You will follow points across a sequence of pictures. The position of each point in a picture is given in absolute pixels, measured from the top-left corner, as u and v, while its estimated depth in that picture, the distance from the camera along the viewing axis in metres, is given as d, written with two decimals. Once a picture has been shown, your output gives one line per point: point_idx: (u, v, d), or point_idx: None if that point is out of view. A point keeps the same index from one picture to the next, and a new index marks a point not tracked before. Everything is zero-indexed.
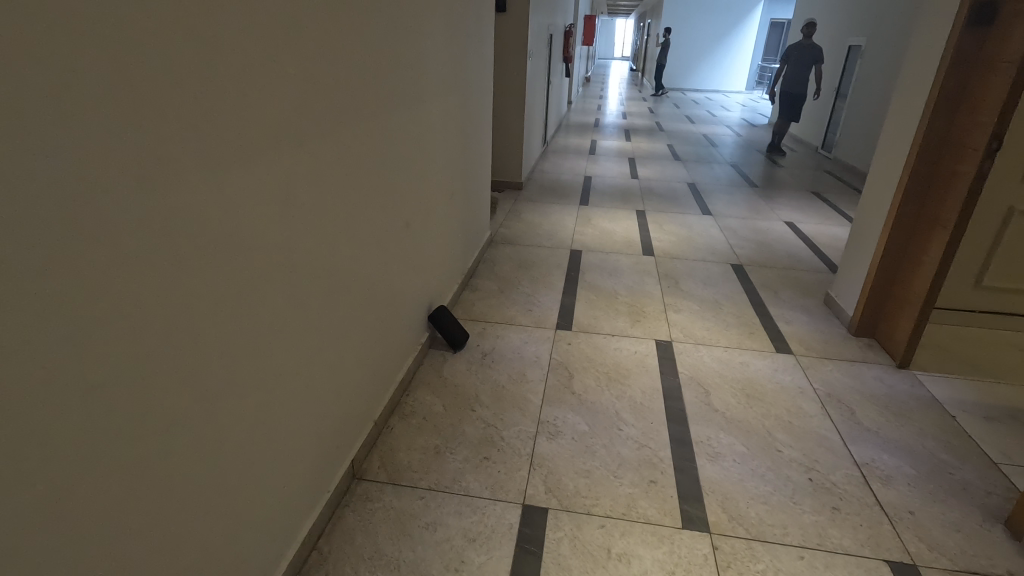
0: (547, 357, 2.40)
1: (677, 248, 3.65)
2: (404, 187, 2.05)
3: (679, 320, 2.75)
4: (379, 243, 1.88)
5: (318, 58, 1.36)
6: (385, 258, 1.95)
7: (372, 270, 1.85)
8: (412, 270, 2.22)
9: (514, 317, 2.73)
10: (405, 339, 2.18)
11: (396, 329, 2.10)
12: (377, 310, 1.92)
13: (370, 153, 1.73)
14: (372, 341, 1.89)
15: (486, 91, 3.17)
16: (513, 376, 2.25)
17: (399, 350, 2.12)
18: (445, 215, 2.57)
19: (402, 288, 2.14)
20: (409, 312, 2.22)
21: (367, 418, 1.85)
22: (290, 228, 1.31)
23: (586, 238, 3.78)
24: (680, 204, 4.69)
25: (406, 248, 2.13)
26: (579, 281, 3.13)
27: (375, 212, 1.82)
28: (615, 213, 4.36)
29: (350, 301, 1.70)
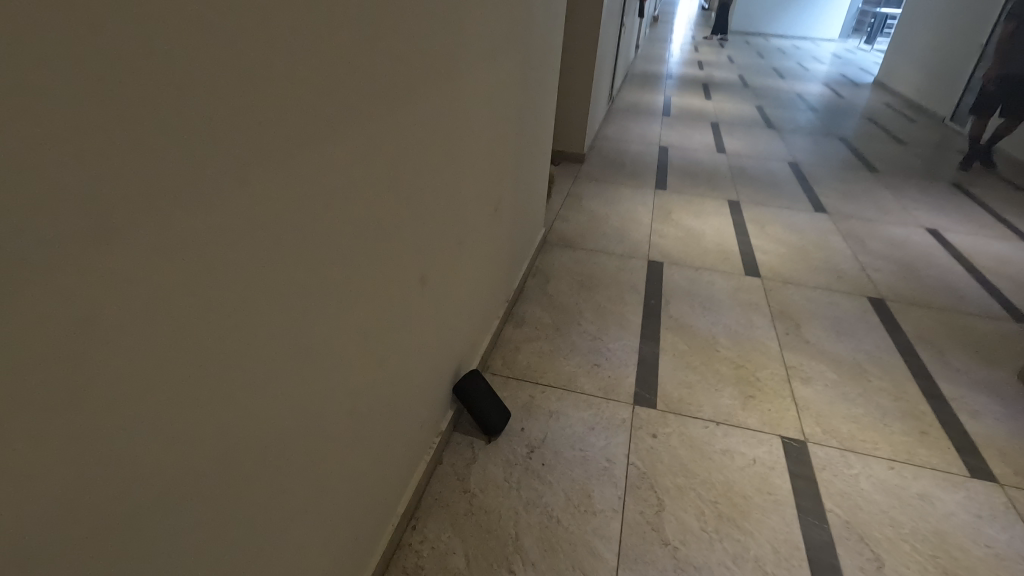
0: (623, 462, 1.63)
1: (789, 268, 2.75)
2: (428, 223, 1.27)
3: (811, 398, 1.92)
4: (379, 330, 1.13)
5: (246, 24, 0.57)
6: (389, 345, 1.21)
7: (364, 378, 1.11)
8: (430, 338, 1.47)
9: (574, 377, 1.95)
10: (414, 441, 1.46)
11: (402, 436, 1.38)
12: (370, 430, 1.19)
13: (370, 193, 0.95)
14: (358, 482, 1.17)
15: (554, 44, 2.27)
16: (573, 499, 1.51)
17: (403, 463, 1.40)
18: (484, 237, 1.78)
19: (412, 369, 1.40)
20: (424, 399, 1.49)
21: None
22: (163, 431, 0.57)
23: (667, 244, 2.90)
24: (782, 194, 3.71)
25: (424, 312, 1.37)
26: (662, 316, 2.31)
27: (373, 286, 1.06)
28: (701, 205, 3.43)
29: (317, 451, 0.97)
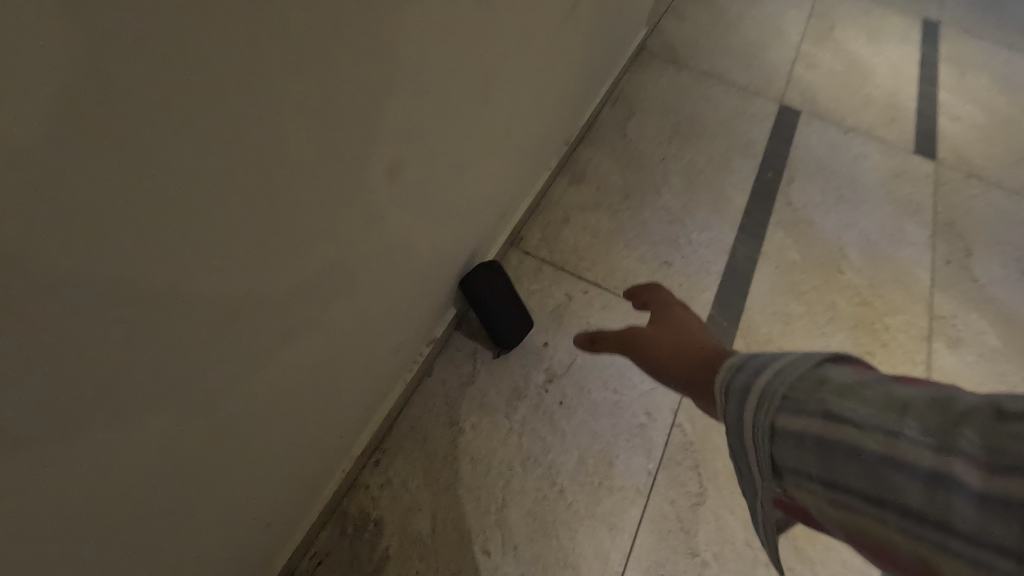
0: (666, 422, 1.21)
1: (983, 151, 1.91)
2: (403, 59, 0.65)
3: (951, 373, 1.38)
4: (277, 274, 0.61)
5: None
6: (315, 279, 0.70)
7: (250, 354, 0.64)
8: (416, 233, 0.94)
9: (631, 277, 1.44)
10: (384, 364, 1.06)
11: (358, 370, 0.96)
12: (284, 396, 0.77)
13: (127, 23, 0.34)
14: (266, 460, 0.80)
15: None
16: (586, 464, 1.15)
17: (363, 396, 1.03)
18: (539, 62, 1.10)
19: (384, 281, 0.92)
20: (403, 312, 1.04)
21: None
22: None
23: (815, 81, 2.02)
24: (1010, 18, 2.52)
25: (399, 206, 0.83)
26: (777, 202, 1.65)
27: (240, 216, 0.51)
28: (883, 20, 2.36)
29: (131, 507, 0.56)
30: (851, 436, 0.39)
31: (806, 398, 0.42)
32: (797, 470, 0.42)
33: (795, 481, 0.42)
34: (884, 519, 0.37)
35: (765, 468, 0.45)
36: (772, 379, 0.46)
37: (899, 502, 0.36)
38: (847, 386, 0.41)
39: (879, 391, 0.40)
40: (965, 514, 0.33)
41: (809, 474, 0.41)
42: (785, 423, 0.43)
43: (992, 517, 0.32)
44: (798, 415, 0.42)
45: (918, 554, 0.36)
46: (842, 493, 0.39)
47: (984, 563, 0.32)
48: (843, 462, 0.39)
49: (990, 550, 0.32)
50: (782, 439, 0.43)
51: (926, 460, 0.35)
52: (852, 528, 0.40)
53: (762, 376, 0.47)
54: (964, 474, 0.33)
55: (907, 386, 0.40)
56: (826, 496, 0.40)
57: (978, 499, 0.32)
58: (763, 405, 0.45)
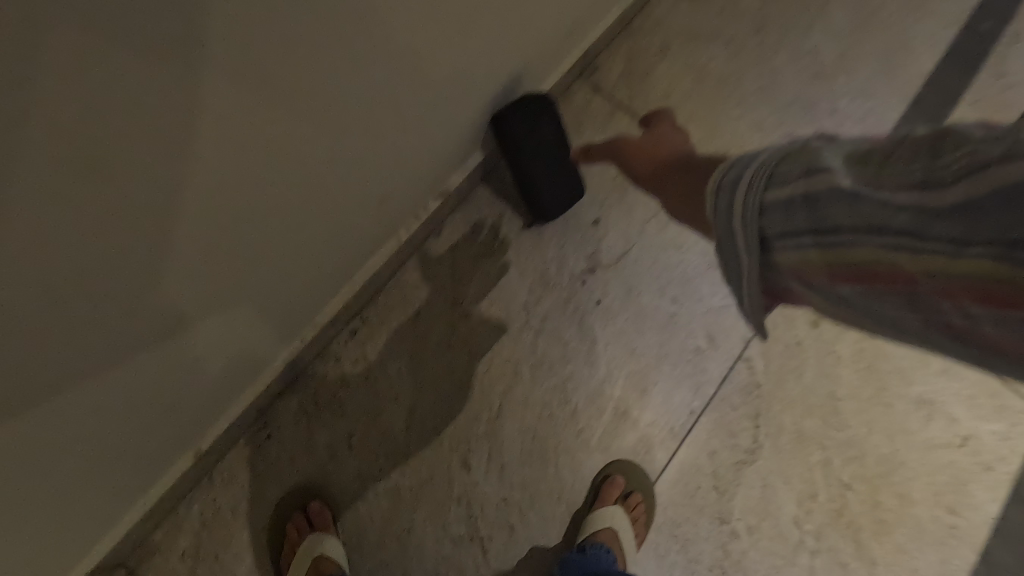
0: (730, 355, 0.93)
1: None
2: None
3: None
4: (40, 56, 0.29)
5: None
6: (180, 85, 0.38)
7: (13, 213, 0.34)
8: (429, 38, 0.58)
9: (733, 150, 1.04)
10: (372, 223, 0.77)
11: (327, 234, 0.68)
12: (160, 277, 0.49)
13: None
14: (145, 354, 0.56)
15: None
16: (614, 385, 0.90)
17: (338, 260, 0.76)
18: None
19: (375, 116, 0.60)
20: (407, 158, 0.72)
21: (168, 457, 0.73)
22: None
23: None
24: None
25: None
26: (984, 70, 1.11)
27: None
28: None
29: None
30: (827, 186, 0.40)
31: (796, 164, 0.43)
32: (785, 233, 0.44)
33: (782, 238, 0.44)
34: (854, 247, 0.38)
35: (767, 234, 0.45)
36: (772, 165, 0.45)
37: (864, 227, 0.37)
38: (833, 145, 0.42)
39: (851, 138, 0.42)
40: (911, 225, 0.34)
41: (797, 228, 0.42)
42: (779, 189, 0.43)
43: (931, 222, 0.33)
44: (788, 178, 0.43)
45: (882, 265, 0.37)
46: (823, 238, 0.41)
47: (924, 255, 0.34)
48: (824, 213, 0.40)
49: (925, 244, 0.33)
50: (775, 200, 0.44)
51: (887, 192, 0.35)
52: (832, 268, 0.41)
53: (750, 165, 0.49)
54: (907, 200, 0.34)
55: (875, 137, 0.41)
56: (816, 243, 0.41)
57: (920, 214, 0.33)
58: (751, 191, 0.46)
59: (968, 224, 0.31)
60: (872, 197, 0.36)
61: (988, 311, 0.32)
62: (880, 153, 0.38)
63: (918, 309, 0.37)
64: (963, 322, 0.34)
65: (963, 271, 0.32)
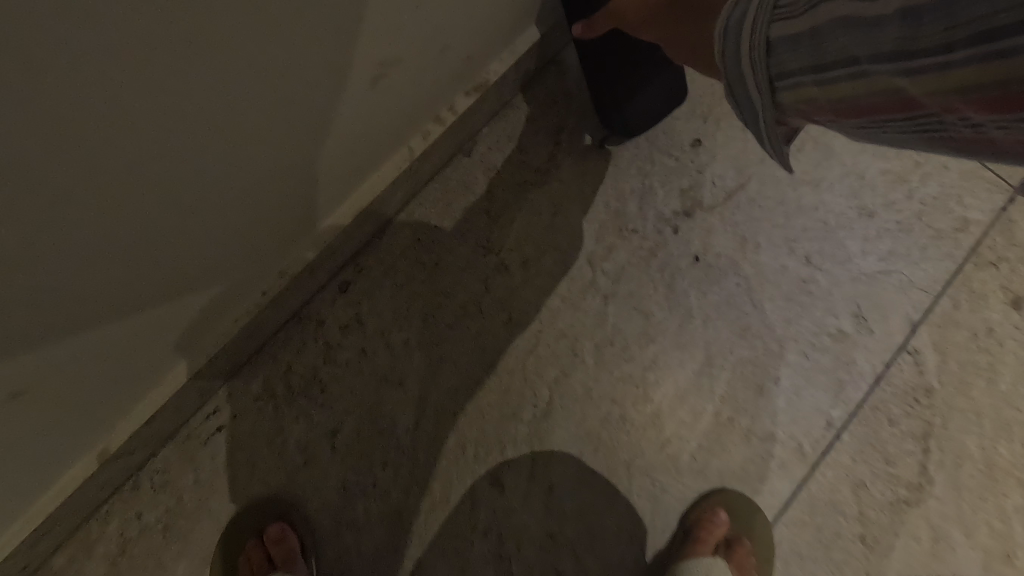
0: (890, 344, 0.63)
1: None
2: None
3: None
4: None
5: None
6: None
7: None
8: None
9: None
10: (372, 119, 0.49)
11: (310, 133, 0.42)
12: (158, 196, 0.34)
13: None
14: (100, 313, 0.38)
15: None
16: (715, 380, 0.62)
17: (318, 178, 0.49)
18: None
19: None
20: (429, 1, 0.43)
21: (61, 462, 0.49)
22: None
23: None
24: None
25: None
26: None
27: None
28: None
29: None
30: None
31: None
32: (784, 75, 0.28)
33: (772, 83, 0.29)
34: (850, 79, 0.25)
35: (756, 77, 0.30)
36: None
37: (857, 53, 0.23)
38: None
39: None
40: (907, 35, 0.21)
41: (785, 68, 0.27)
42: (757, 13, 0.28)
43: (923, 27, 0.20)
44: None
45: (878, 95, 0.24)
46: (813, 75, 0.26)
47: (923, 75, 0.21)
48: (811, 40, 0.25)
49: (923, 61, 0.21)
50: (751, 37, 0.29)
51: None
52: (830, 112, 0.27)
53: None
54: (892, 3, 0.21)
55: None
56: (809, 84, 0.27)
57: (911, 19, 0.21)
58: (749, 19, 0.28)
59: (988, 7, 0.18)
60: (859, 8, 0.23)
61: (1004, 119, 0.20)
62: None
63: (932, 140, 0.24)
64: (981, 138, 0.22)
65: (978, 80, 0.19)
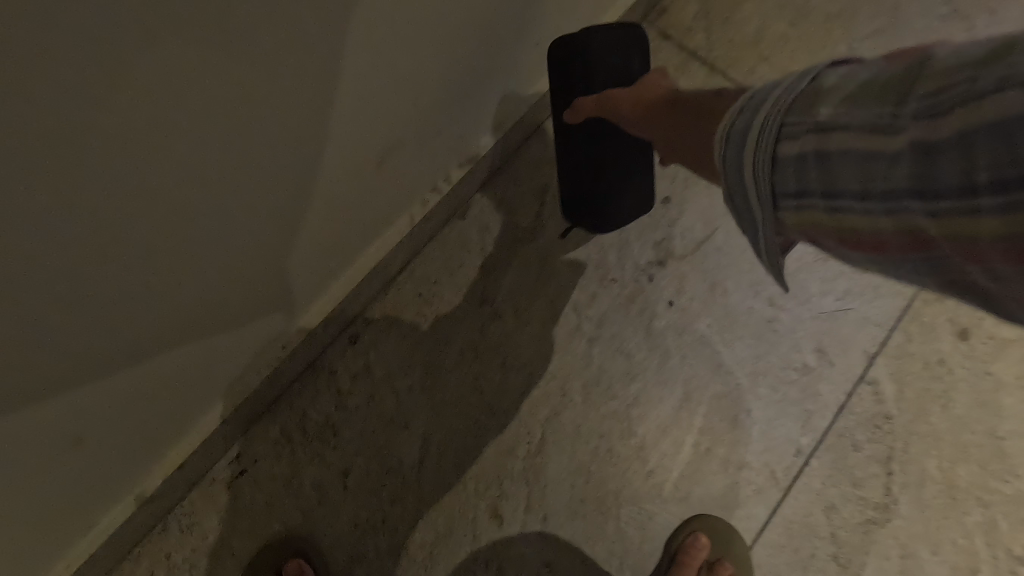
0: (850, 375, 0.69)
1: None
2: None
3: None
4: None
5: None
6: None
7: None
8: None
9: None
10: (362, 186, 0.53)
11: (329, 202, 0.50)
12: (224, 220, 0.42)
13: None
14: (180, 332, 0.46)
15: None
16: (693, 413, 0.68)
17: (307, 234, 0.51)
18: None
19: (381, 30, 0.40)
20: (412, 92, 0.50)
21: (87, 514, 0.53)
22: None
23: None
24: None
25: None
26: None
27: None
28: None
29: None
30: (824, 120, 0.27)
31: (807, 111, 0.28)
32: (794, 194, 0.30)
33: (773, 200, 0.31)
34: (853, 211, 0.27)
35: (758, 194, 0.32)
36: (764, 97, 0.32)
37: (868, 184, 0.26)
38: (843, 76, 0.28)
39: (856, 69, 0.28)
40: (921, 174, 0.23)
41: (788, 186, 0.30)
42: (765, 129, 0.30)
43: (943, 165, 0.22)
44: (773, 114, 0.30)
45: (891, 234, 0.26)
46: (823, 199, 0.28)
47: (949, 214, 0.23)
48: (809, 164, 0.28)
49: (948, 198, 0.23)
50: (761, 153, 0.31)
51: (892, 131, 0.24)
52: (837, 236, 0.29)
53: (752, 105, 0.32)
54: (908, 138, 0.24)
55: (887, 60, 0.27)
56: (816, 206, 0.29)
57: (927, 153, 0.23)
58: (757, 132, 0.31)
59: (1006, 156, 0.21)
60: (875, 140, 0.25)
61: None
62: (877, 79, 0.26)
63: (943, 280, 0.26)
64: (997, 288, 0.24)
65: (997, 229, 0.22)
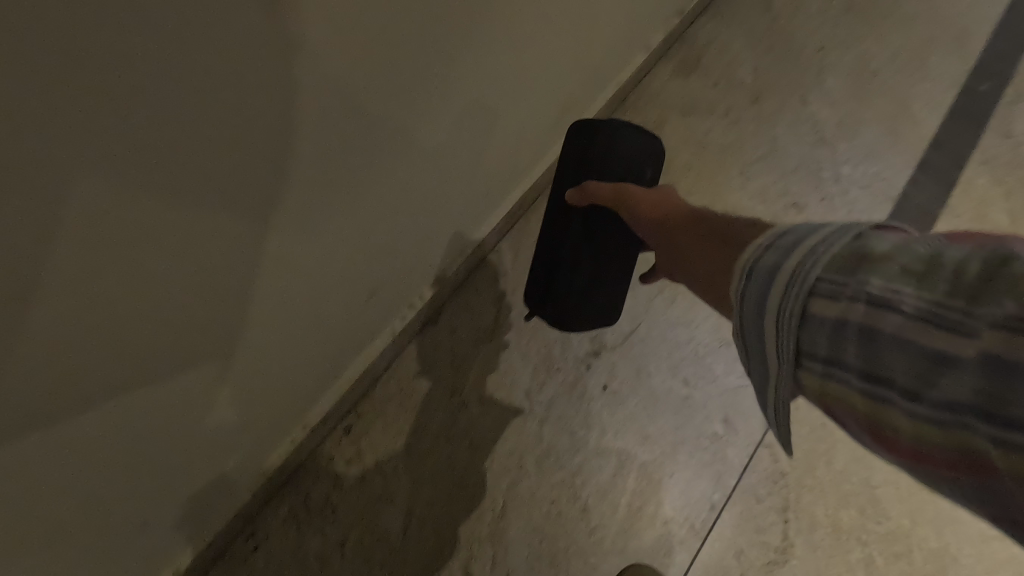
0: (751, 441, 0.86)
1: None
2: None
3: None
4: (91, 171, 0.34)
5: None
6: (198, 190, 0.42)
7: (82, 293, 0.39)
8: (368, 62, 0.48)
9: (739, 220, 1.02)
10: (284, 261, 0.55)
11: (322, 322, 0.68)
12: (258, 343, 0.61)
13: None
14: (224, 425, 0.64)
15: None
16: (627, 477, 0.83)
17: (225, 310, 0.52)
18: None
19: (352, 209, 0.59)
20: (365, 211, 0.62)
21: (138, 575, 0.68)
22: None
23: None
24: None
25: (349, 37, 0.44)
26: (990, 130, 1.10)
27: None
28: None
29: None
30: (850, 282, 0.32)
31: (859, 287, 0.32)
32: (826, 359, 0.33)
33: (787, 336, 0.35)
34: (878, 394, 0.31)
35: (786, 344, 0.35)
36: (818, 254, 0.35)
37: (899, 376, 0.29)
38: (894, 261, 0.32)
39: (907, 257, 0.31)
40: (956, 380, 0.27)
41: (820, 349, 0.33)
42: (793, 278, 0.35)
43: (977, 382, 0.26)
44: (799, 264, 0.35)
45: (908, 424, 0.30)
46: (853, 375, 0.32)
47: (971, 426, 0.27)
48: (848, 336, 0.31)
49: (972, 415, 0.27)
50: (802, 309, 0.34)
51: (937, 334, 0.28)
52: (855, 412, 0.33)
53: (795, 254, 0.36)
54: (954, 345, 0.27)
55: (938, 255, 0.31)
56: (845, 379, 0.32)
57: (961, 364, 0.27)
58: (799, 288, 0.34)
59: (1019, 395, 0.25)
60: (920, 337, 0.29)
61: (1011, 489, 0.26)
62: (929, 278, 0.30)
63: (936, 472, 0.30)
64: (978, 490, 0.28)
65: (1001, 451, 0.26)
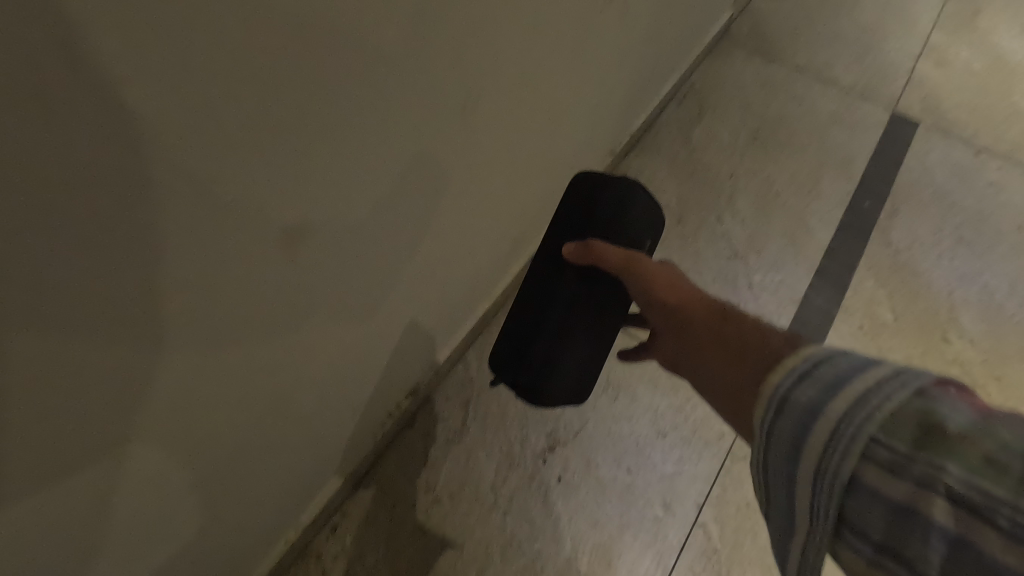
0: (687, 521, 1.00)
1: None
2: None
3: None
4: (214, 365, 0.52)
5: None
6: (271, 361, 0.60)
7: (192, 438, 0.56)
8: (366, 254, 0.65)
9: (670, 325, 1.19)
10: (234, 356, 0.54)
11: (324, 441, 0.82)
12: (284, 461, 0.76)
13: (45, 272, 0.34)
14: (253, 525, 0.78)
15: None
16: (582, 560, 0.96)
17: (268, 437, 0.68)
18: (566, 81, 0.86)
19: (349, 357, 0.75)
20: (365, 351, 0.77)
21: None
22: None
23: (942, 82, 1.67)
24: None
25: (351, 250, 0.62)
26: (873, 240, 1.33)
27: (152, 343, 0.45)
28: None
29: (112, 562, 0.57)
30: (908, 452, 0.36)
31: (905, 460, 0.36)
32: (863, 527, 0.37)
33: (830, 476, 0.38)
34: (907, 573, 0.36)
35: (823, 501, 0.39)
36: (864, 407, 0.38)
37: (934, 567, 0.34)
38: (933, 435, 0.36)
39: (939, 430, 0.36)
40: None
41: (861, 521, 0.37)
42: (843, 422, 0.38)
43: None
44: (855, 402, 0.38)
45: None
46: (889, 552, 0.36)
47: None
48: (891, 514, 0.36)
49: None
50: (845, 468, 0.38)
51: (970, 530, 0.34)
52: None
53: (837, 402, 0.39)
54: (986, 543, 0.33)
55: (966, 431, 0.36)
56: (879, 552, 0.36)
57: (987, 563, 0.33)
58: (844, 445, 0.38)
59: None
60: (956, 529, 0.34)
61: None
62: (964, 466, 0.35)
63: None
64: None
65: None
